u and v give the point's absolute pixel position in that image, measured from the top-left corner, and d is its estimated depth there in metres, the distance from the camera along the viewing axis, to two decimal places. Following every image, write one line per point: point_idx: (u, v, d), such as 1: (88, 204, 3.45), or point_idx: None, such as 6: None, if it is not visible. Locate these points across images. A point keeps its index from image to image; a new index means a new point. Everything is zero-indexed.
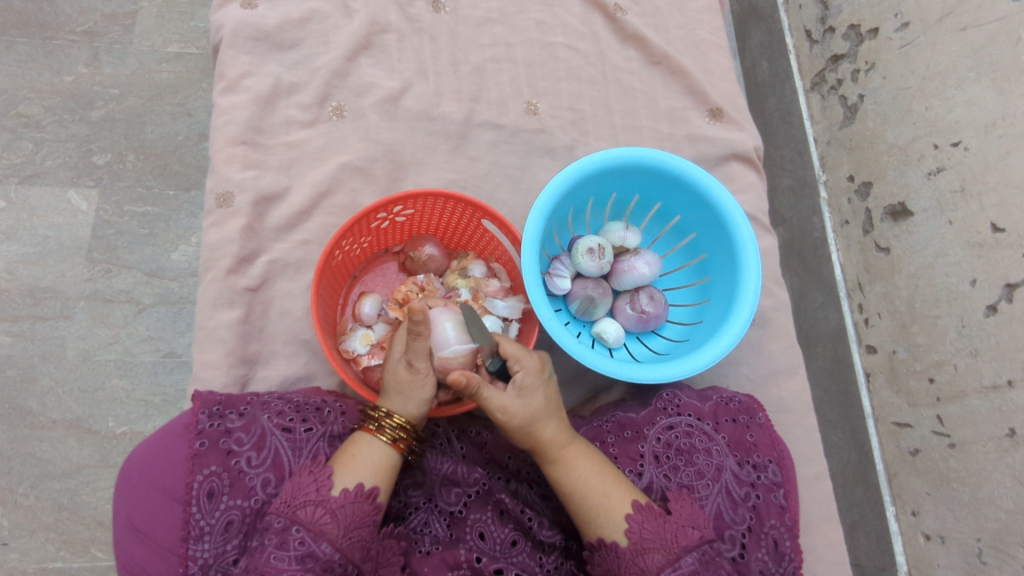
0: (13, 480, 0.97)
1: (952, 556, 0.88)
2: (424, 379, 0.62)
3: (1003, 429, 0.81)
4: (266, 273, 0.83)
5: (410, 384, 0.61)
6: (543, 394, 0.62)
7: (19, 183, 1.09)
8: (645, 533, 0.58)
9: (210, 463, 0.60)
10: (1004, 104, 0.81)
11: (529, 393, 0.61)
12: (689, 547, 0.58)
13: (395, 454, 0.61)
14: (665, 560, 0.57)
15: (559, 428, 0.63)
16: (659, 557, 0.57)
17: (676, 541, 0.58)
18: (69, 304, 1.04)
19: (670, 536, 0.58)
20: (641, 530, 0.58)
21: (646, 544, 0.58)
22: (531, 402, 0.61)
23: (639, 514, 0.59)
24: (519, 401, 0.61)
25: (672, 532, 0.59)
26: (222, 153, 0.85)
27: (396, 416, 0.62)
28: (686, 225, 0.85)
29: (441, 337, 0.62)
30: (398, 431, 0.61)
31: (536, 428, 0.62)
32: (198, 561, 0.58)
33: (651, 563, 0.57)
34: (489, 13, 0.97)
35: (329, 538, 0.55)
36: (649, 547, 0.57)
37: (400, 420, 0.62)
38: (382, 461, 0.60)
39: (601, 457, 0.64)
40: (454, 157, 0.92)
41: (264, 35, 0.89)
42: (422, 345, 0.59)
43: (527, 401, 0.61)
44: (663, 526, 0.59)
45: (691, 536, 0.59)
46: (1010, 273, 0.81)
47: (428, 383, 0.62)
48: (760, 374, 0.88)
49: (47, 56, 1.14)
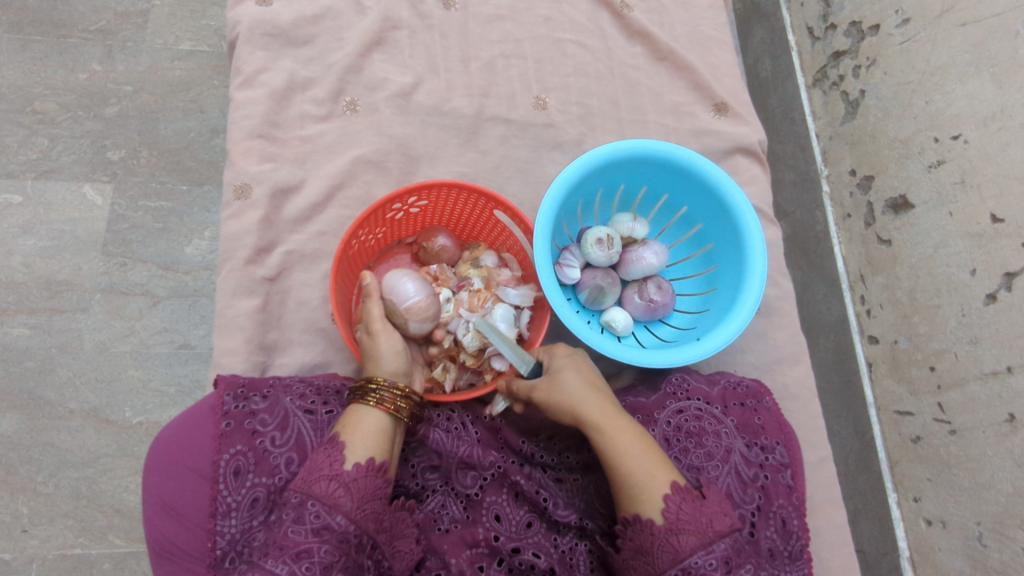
0: (32, 469, 0.99)
1: (953, 540, 0.90)
2: (385, 336, 0.69)
3: (1002, 414, 0.83)
4: (283, 264, 0.85)
5: (376, 345, 0.68)
6: (575, 371, 0.68)
7: (35, 178, 1.11)
8: (682, 514, 0.58)
9: (236, 443, 0.62)
10: (1003, 97, 0.83)
11: (568, 368, 0.68)
12: (723, 532, 0.58)
13: (386, 418, 0.63)
14: (699, 543, 0.57)
15: (604, 403, 0.65)
16: (693, 538, 0.57)
17: (711, 525, 0.58)
18: (86, 296, 1.06)
19: (705, 520, 0.58)
20: (678, 510, 0.58)
21: (682, 525, 0.57)
22: (561, 378, 0.67)
23: (677, 495, 0.59)
24: (548, 377, 0.67)
25: (708, 516, 0.58)
26: (240, 146, 0.87)
27: (384, 380, 0.65)
28: (693, 215, 0.87)
29: (398, 294, 0.71)
30: (391, 392, 0.64)
31: (572, 398, 0.65)
32: (225, 536, 0.60)
33: (684, 544, 0.56)
34: (498, 9, 0.99)
35: (343, 511, 0.56)
36: (684, 528, 0.57)
37: (384, 382, 0.65)
38: (374, 429, 0.62)
39: (648, 436, 0.64)
40: (465, 151, 0.94)
41: (279, 31, 0.91)
42: (375, 309, 0.69)
43: (565, 374, 0.67)
44: (699, 510, 0.58)
45: (725, 522, 0.58)
46: (1008, 262, 0.83)
47: (390, 339, 0.69)
48: (765, 363, 0.90)
49: (62, 54, 1.16)
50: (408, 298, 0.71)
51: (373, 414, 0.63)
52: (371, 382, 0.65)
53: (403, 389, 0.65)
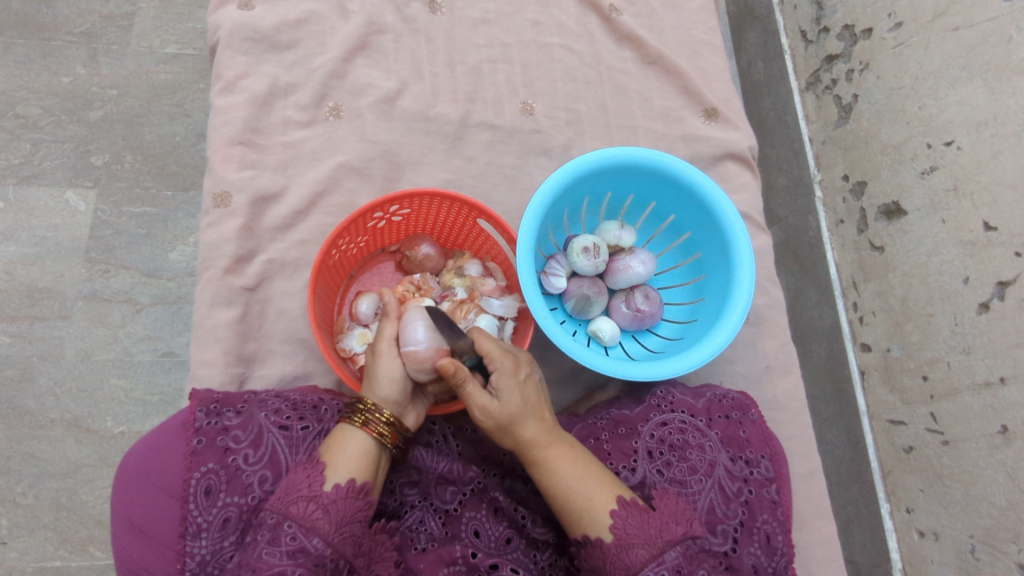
0: (12, 480, 0.98)
1: (945, 553, 0.89)
2: (389, 360, 0.65)
3: (995, 426, 0.82)
4: (263, 273, 0.83)
5: (378, 365, 0.65)
6: (519, 395, 0.62)
7: (17, 184, 1.09)
8: (630, 528, 0.58)
9: (208, 461, 0.60)
10: (996, 104, 0.82)
11: (512, 394, 0.61)
12: (673, 541, 0.57)
13: (372, 441, 0.61)
14: (649, 555, 0.56)
15: (539, 428, 0.63)
16: (643, 551, 0.56)
17: (660, 536, 0.57)
18: (68, 304, 1.04)
19: (654, 531, 0.57)
20: (625, 525, 0.58)
21: (630, 539, 0.57)
22: (509, 404, 0.61)
23: (624, 509, 0.59)
24: (497, 403, 0.61)
25: (657, 527, 0.58)
26: (220, 153, 0.85)
27: (376, 406, 0.63)
28: (681, 223, 0.86)
29: (409, 329, 0.65)
30: (381, 423, 0.62)
31: (514, 430, 0.61)
32: (195, 558, 0.58)
33: (635, 558, 0.56)
34: (485, 13, 0.98)
35: (320, 533, 0.55)
36: (633, 542, 0.57)
37: (375, 405, 0.63)
38: (358, 450, 0.60)
39: (582, 454, 0.64)
40: (451, 157, 0.92)
41: (261, 36, 0.90)
42: (388, 330, 0.66)
43: (506, 399, 0.61)
44: (647, 521, 0.58)
45: (675, 531, 0.58)
46: (1001, 271, 0.81)
47: (393, 363, 0.65)
48: (755, 373, 0.89)
49: (46, 57, 1.14)
50: (414, 343, 0.64)
51: (358, 437, 0.61)
52: (361, 402, 0.63)
53: (389, 415, 0.63)
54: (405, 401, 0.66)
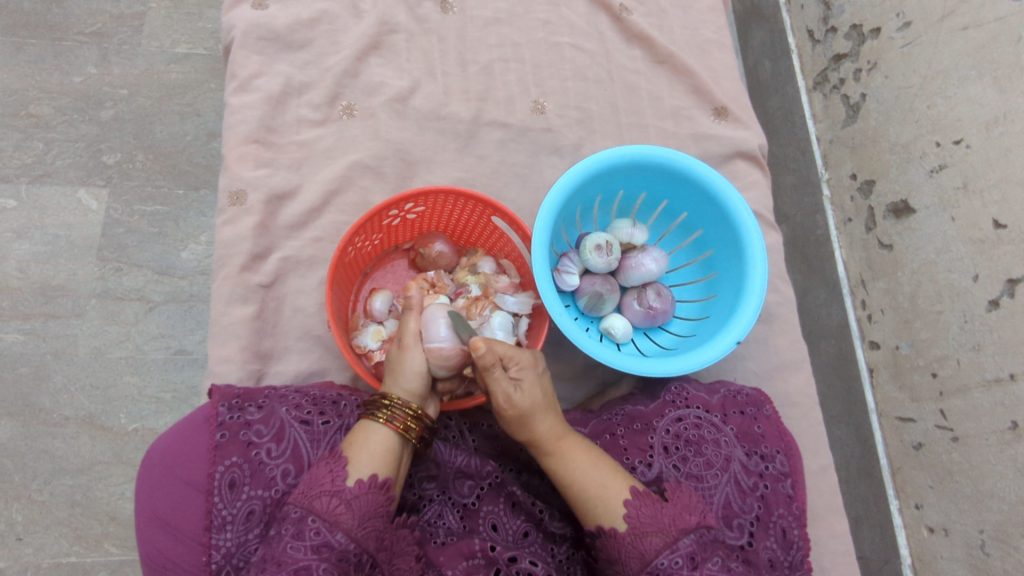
0: (27, 477, 0.98)
1: (955, 548, 0.90)
2: (412, 354, 0.65)
3: (1005, 421, 0.83)
4: (278, 271, 0.84)
5: (402, 359, 0.65)
6: (538, 389, 0.62)
7: (30, 183, 1.10)
8: (643, 517, 0.58)
9: (231, 455, 0.61)
10: (1006, 102, 0.83)
11: (530, 384, 0.62)
12: (687, 529, 0.58)
13: (394, 437, 0.62)
14: (663, 542, 0.57)
15: (554, 421, 0.63)
16: (657, 539, 0.57)
17: (673, 524, 0.58)
18: (81, 302, 1.05)
19: (668, 520, 0.58)
20: (638, 514, 0.58)
21: (644, 527, 0.58)
22: (529, 396, 0.61)
23: (637, 499, 0.59)
24: (519, 392, 0.61)
25: (670, 516, 0.58)
26: (234, 152, 0.86)
27: (399, 398, 0.63)
28: (693, 221, 0.86)
29: (432, 325, 0.66)
30: (403, 412, 0.62)
31: (533, 420, 0.62)
32: (220, 551, 0.59)
33: (649, 546, 0.57)
34: (496, 13, 0.98)
35: (344, 528, 0.55)
36: (648, 530, 0.57)
37: (399, 398, 0.63)
38: (381, 447, 0.61)
39: (593, 446, 0.65)
40: (463, 155, 0.93)
41: (274, 35, 0.91)
42: (412, 325, 0.66)
43: (524, 391, 0.61)
44: (660, 510, 0.59)
45: (688, 520, 0.58)
46: (1011, 268, 0.82)
47: (417, 357, 0.65)
48: (766, 369, 0.90)
49: (58, 56, 1.15)
50: (438, 339, 0.65)
51: (380, 433, 0.61)
52: (385, 397, 0.63)
53: (415, 408, 0.63)
54: (426, 394, 0.67)
